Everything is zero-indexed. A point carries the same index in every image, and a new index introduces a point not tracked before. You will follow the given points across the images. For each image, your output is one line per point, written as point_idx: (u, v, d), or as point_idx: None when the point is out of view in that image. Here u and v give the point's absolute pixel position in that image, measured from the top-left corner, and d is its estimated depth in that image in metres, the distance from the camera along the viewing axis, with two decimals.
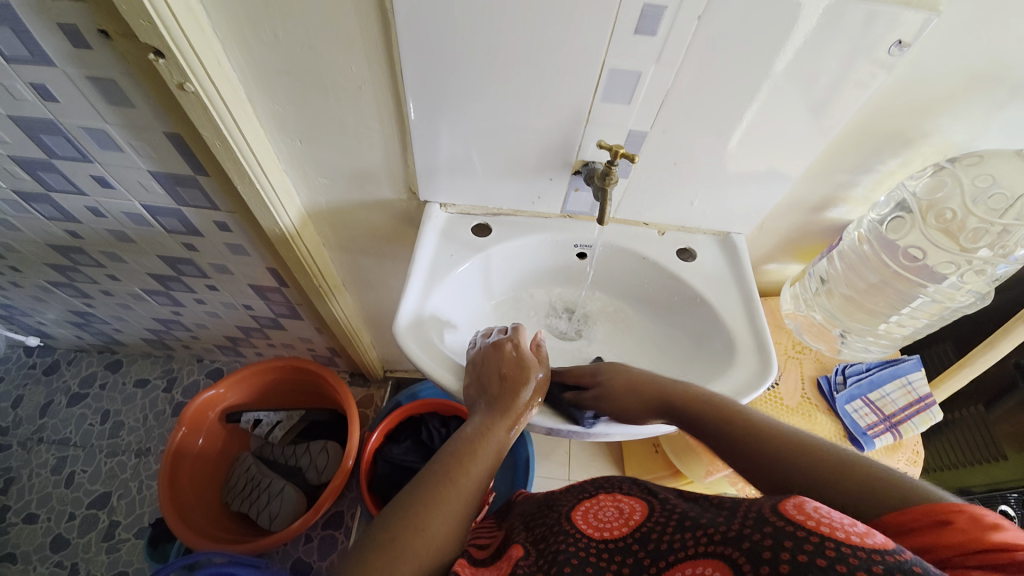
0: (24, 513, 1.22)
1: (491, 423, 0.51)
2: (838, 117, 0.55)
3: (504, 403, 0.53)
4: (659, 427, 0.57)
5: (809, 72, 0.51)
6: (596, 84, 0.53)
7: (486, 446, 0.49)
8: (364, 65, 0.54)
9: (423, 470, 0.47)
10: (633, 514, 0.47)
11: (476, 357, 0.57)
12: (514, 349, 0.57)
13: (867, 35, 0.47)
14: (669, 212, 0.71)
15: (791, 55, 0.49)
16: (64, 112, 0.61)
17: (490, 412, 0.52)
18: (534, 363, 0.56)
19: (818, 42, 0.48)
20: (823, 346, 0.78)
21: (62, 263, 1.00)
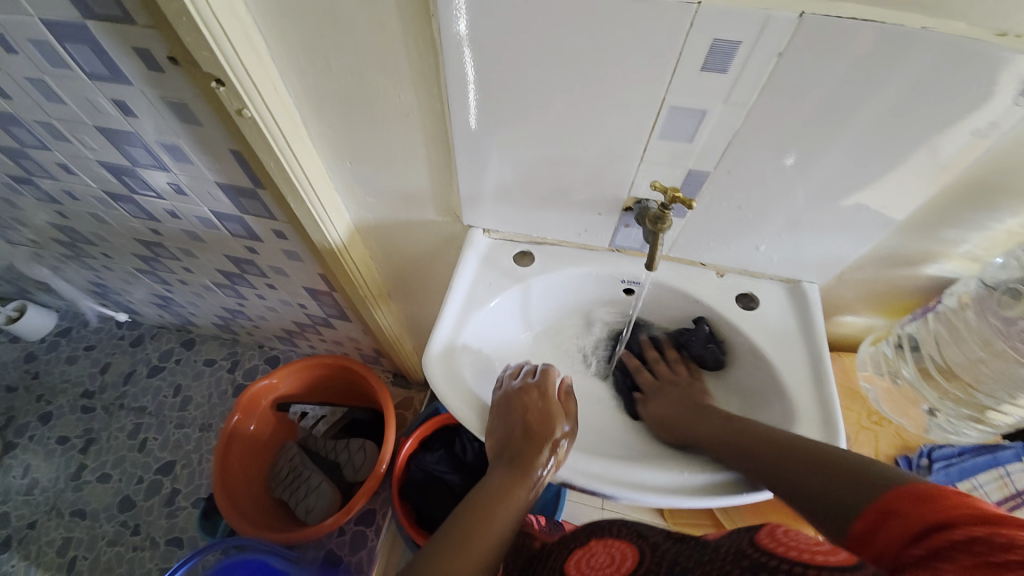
0: (100, 471, 1.38)
1: (510, 484, 0.50)
2: (943, 166, 0.47)
3: (523, 460, 0.51)
4: (701, 500, 0.51)
5: (911, 115, 0.43)
6: (654, 122, 0.48)
7: (503, 509, 0.49)
8: (412, 94, 0.53)
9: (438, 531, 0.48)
10: (625, 559, 0.49)
11: (499, 402, 0.55)
12: (539, 399, 0.55)
13: (993, 77, 0.39)
14: (730, 253, 0.64)
15: (891, 98, 0.42)
16: (144, 127, 0.66)
17: (510, 470, 0.51)
18: (558, 415, 0.54)
19: (927, 83, 0.41)
20: (907, 420, 0.69)
21: (146, 254, 1.09)
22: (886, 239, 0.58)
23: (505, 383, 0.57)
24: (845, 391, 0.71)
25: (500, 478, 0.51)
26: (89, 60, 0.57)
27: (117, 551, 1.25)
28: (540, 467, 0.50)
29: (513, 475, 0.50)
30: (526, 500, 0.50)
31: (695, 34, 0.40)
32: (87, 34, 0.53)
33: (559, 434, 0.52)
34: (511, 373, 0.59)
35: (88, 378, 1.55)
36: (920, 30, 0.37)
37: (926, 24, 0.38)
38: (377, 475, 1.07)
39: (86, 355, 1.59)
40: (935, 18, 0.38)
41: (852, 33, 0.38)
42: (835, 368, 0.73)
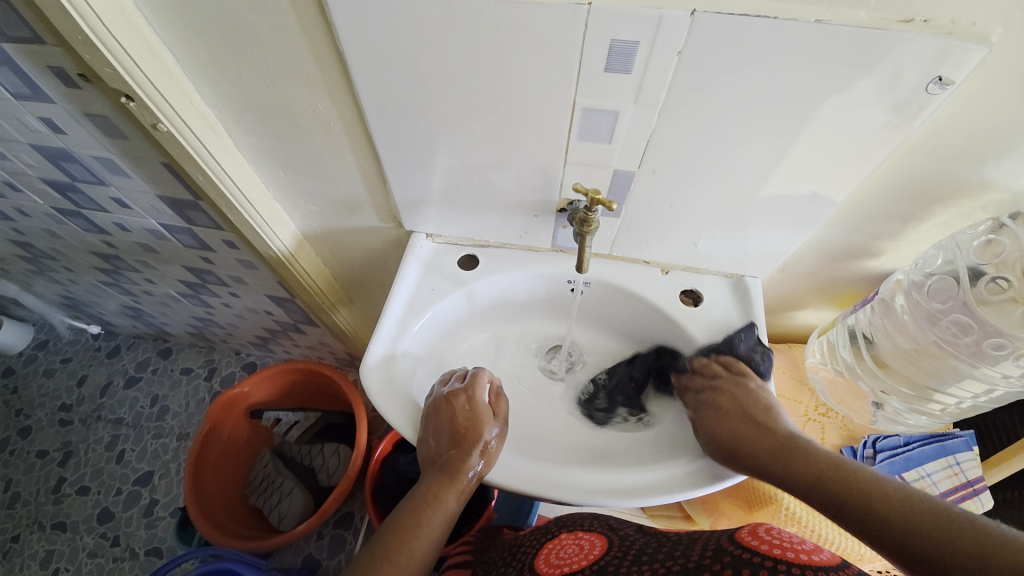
0: (79, 484, 1.38)
1: (438, 492, 0.51)
2: (859, 160, 0.47)
3: (451, 468, 0.51)
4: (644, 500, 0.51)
5: (821, 110, 0.43)
6: (571, 123, 0.48)
7: (433, 517, 0.49)
8: (330, 101, 0.52)
9: (369, 547, 0.48)
10: (593, 549, 0.52)
11: (428, 411, 0.56)
12: (466, 404, 0.55)
13: (891, 70, 0.39)
14: (670, 250, 0.64)
15: (797, 92, 0.42)
16: (73, 142, 0.65)
17: (439, 479, 0.51)
18: (486, 419, 0.54)
19: (830, 78, 0.40)
20: (853, 412, 0.69)
21: (107, 267, 1.08)
22: (823, 231, 0.57)
23: (435, 391, 0.57)
24: (794, 383, 0.71)
25: (430, 487, 0.51)
26: (4, 76, 0.56)
27: (98, 563, 1.26)
28: (468, 472, 0.51)
29: (443, 483, 0.51)
30: (457, 506, 0.51)
31: (592, 35, 0.39)
32: None
33: (487, 439, 0.53)
34: (445, 381, 0.59)
35: (64, 391, 1.54)
36: (813, 24, 0.37)
37: (821, 18, 0.37)
38: (347, 481, 1.07)
39: (62, 368, 1.59)
40: (831, 10, 0.37)
41: (746, 27, 0.37)
42: (785, 360, 0.74)
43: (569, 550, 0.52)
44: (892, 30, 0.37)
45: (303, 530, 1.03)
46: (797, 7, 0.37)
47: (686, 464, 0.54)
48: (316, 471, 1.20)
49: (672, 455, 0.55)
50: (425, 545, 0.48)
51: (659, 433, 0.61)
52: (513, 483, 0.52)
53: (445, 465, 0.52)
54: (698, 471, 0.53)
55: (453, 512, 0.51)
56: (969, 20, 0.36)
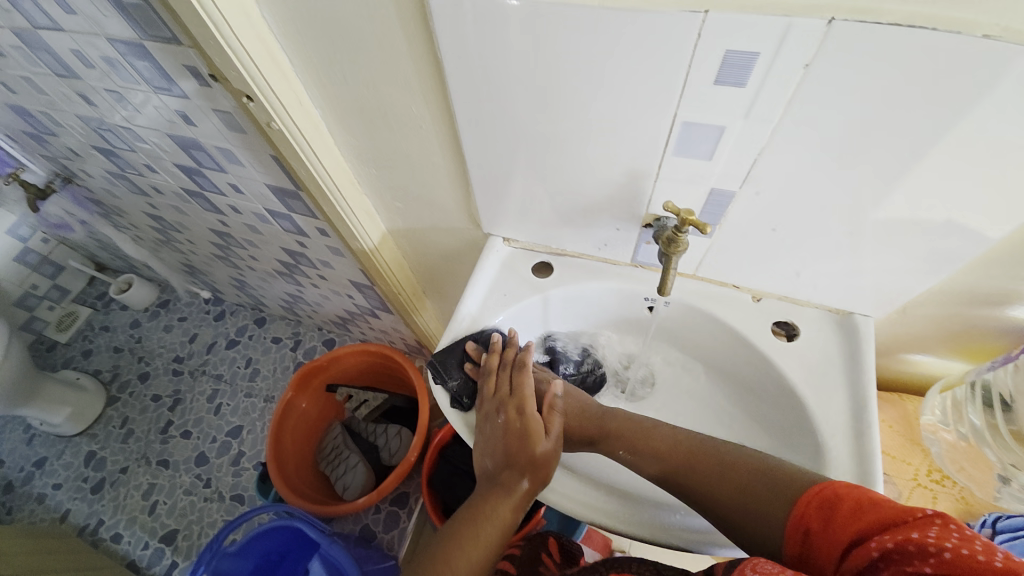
0: (183, 428, 1.58)
1: (494, 503, 0.50)
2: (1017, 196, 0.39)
3: (508, 481, 0.51)
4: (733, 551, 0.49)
5: (976, 138, 0.36)
6: (667, 138, 0.44)
7: (489, 526, 0.49)
8: (424, 106, 0.53)
9: (426, 548, 0.48)
10: None
11: (481, 423, 0.56)
12: (518, 418, 0.55)
13: None
14: (764, 277, 0.58)
15: (948, 117, 0.36)
16: (201, 134, 0.73)
17: (495, 491, 0.51)
18: (541, 433, 0.54)
19: (995, 100, 0.34)
20: (975, 483, 0.59)
21: (219, 242, 1.22)
22: (962, 272, 0.49)
23: (486, 400, 0.58)
24: (904, 442, 0.62)
25: (486, 496, 0.51)
26: (150, 75, 0.64)
27: (192, 500, 1.44)
28: (523, 487, 0.51)
29: (499, 494, 0.50)
30: (513, 519, 0.50)
31: (703, 47, 0.36)
32: (146, 52, 0.60)
33: (542, 450, 0.53)
34: (494, 357, 0.60)
35: (178, 345, 1.77)
36: (979, 38, 0.31)
37: (990, 31, 0.31)
38: (404, 464, 1.12)
39: (178, 325, 1.82)
40: (1012, 20, 0.31)
41: (890, 40, 0.32)
42: (895, 414, 0.64)
43: None
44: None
45: (364, 503, 1.09)
46: (961, 19, 0.31)
47: None
48: (379, 449, 1.27)
49: None
50: (480, 554, 0.48)
51: None
52: (564, 501, 0.52)
53: (500, 475, 0.52)
54: None
55: (509, 523, 0.50)
56: None
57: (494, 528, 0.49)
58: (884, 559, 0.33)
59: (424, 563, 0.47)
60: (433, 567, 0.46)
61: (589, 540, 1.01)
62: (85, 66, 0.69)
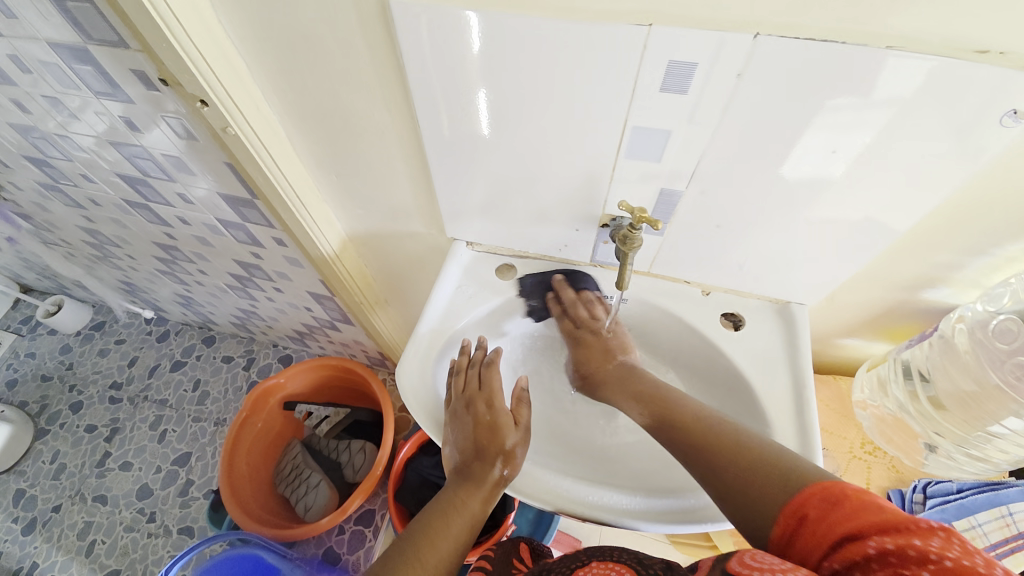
0: (122, 460, 1.46)
1: (465, 495, 0.51)
2: (921, 190, 0.45)
3: (478, 472, 0.52)
4: (701, 526, 0.50)
5: (886, 138, 0.41)
6: (620, 142, 0.48)
7: (459, 519, 0.50)
8: (387, 112, 0.54)
9: (394, 545, 0.48)
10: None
11: (448, 421, 0.57)
12: (487, 411, 0.56)
13: (961, 102, 0.38)
14: (712, 272, 0.62)
15: (859, 120, 0.41)
16: (148, 141, 0.70)
17: (465, 483, 0.52)
18: (510, 425, 0.56)
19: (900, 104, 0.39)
20: (903, 452, 0.65)
21: (164, 256, 1.15)
22: (879, 260, 0.55)
23: (454, 399, 0.58)
24: (840, 418, 0.68)
25: (455, 490, 0.52)
26: (92, 78, 0.61)
27: (133, 537, 1.33)
28: (493, 480, 0.52)
29: (469, 488, 0.51)
30: (484, 511, 0.52)
31: (651, 56, 0.40)
32: (88, 55, 0.57)
33: (512, 442, 0.55)
34: (464, 358, 0.63)
35: (116, 370, 1.64)
36: (883, 49, 0.36)
37: (891, 44, 0.36)
38: (371, 479, 1.09)
39: (116, 348, 1.69)
40: (903, 37, 0.36)
41: (808, 53, 0.37)
42: (830, 393, 0.70)
43: None
44: (970, 61, 0.35)
45: (328, 522, 1.05)
46: (867, 33, 0.36)
47: None
48: (342, 466, 1.23)
49: None
50: (449, 544, 0.48)
51: None
52: (540, 492, 0.52)
53: (469, 467, 0.53)
54: None
55: (477, 514, 0.51)
56: None
57: (463, 520, 0.50)
58: (881, 561, 0.31)
59: (391, 557, 0.46)
60: (402, 560, 0.46)
61: (557, 542, 1.03)
62: (17, 70, 0.65)
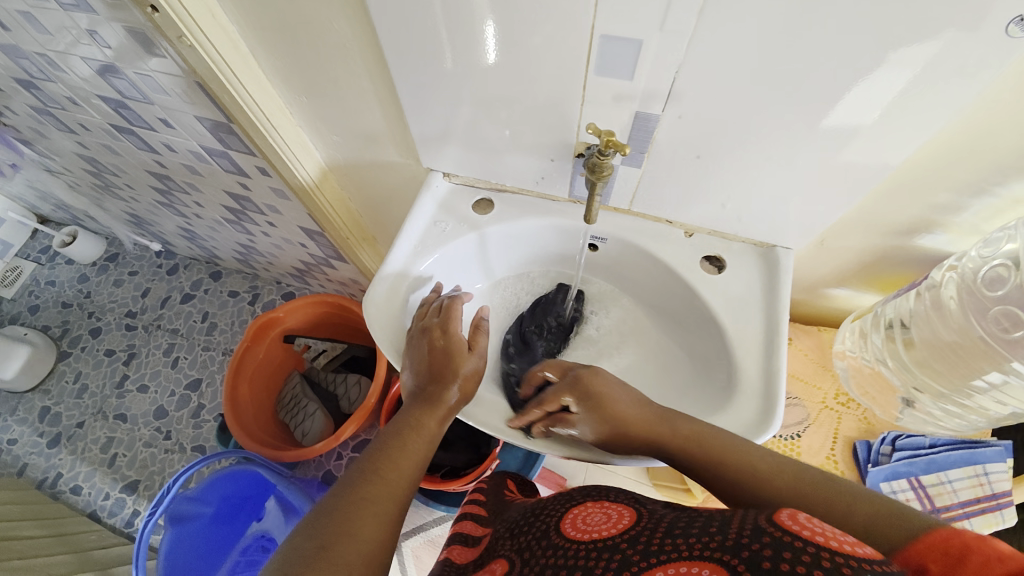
0: (140, 383, 1.55)
1: (422, 416, 0.52)
2: (918, 117, 0.40)
3: (435, 394, 0.54)
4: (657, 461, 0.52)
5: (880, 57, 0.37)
6: (588, 55, 0.43)
7: (416, 438, 0.51)
8: (345, 21, 0.50)
9: (354, 467, 0.47)
10: (621, 519, 0.43)
11: (405, 347, 0.58)
12: (442, 338, 0.56)
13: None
14: (693, 211, 0.59)
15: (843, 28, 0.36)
16: (118, 56, 0.68)
17: (422, 405, 0.53)
18: (465, 351, 0.57)
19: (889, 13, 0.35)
20: (876, 405, 0.63)
21: (160, 187, 1.16)
22: (870, 201, 0.50)
23: (412, 325, 0.59)
24: (816, 367, 0.66)
25: (411, 411, 0.53)
26: None
27: (152, 452, 1.43)
28: (448, 401, 0.54)
29: (425, 408, 0.53)
30: (440, 430, 0.53)
31: None
32: None
33: (468, 366, 0.56)
34: (433, 295, 0.62)
35: (130, 300, 1.71)
36: None
37: None
38: (364, 409, 1.13)
39: (128, 279, 1.75)
40: None
41: None
42: (810, 343, 0.67)
43: (596, 518, 0.44)
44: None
45: (322, 447, 1.10)
46: None
47: None
48: (339, 398, 1.28)
49: None
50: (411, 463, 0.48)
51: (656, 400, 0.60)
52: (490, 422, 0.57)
53: (426, 391, 0.54)
54: None
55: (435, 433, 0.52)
56: None
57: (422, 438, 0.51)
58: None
59: (354, 481, 0.45)
60: (364, 480, 0.45)
61: (545, 478, 1.07)
62: None
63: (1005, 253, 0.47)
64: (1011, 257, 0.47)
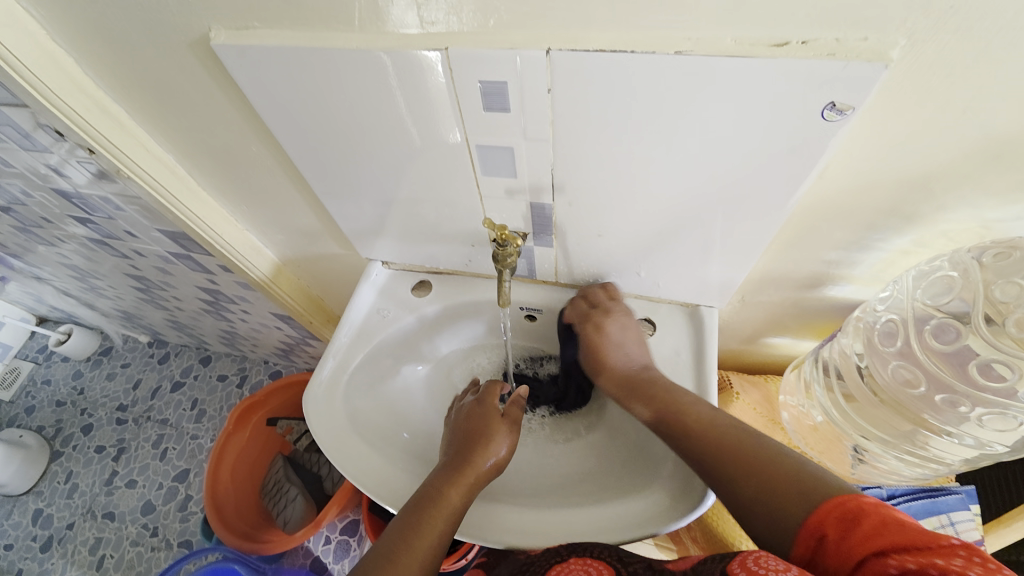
0: (129, 478, 1.54)
1: (447, 485, 0.51)
2: (777, 198, 0.42)
3: (462, 463, 0.53)
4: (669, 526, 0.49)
5: (725, 148, 0.39)
6: (472, 161, 0.47)
7: (439, 511, 0.49)
8: (261, 145, 0.55)
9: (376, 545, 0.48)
10: None
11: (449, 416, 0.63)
12: (479, 405, 0.60)
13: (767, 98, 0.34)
14: (615, 280, 0.61)
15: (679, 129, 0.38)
16: (77, 184, 0.74)
17: (446, 473, 0.52)
18: (498, 420, 0.58)
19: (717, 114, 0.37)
20: (830, 460, 0.60)
21: (139, 285, 1.21)
22: (772, 262, 0.52)
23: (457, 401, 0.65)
24: (765, 422, 0.64)
25: (437, 479, 0.52)
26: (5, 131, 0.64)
27: (138, 551, 1.40)
28: (475, 468, 0.53)
29: (448, 475, 0.52)
30: (467, 502, 0.51)
31: (460, 78, 0.38)
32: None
33: (497, 434, 0.56)
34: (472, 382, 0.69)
35: (122, 393, 1.73)
36: (672, 55, 0.33)
37: (681, 48, 0.33)
38: (345, 489, 1.11)
39: (121, 372, 1.79)
40: (693, 39, 0.33)
41: (604, 68, 0.35)
42: (758, 396, 0.67)
43: None
44: (764, 56, 0.32)
45: (302, 534, 1.07)
46: (654, 40, 0.34)
47: (609, 507, 0.52)
48: (322, 479, 1.27)
49: (603, 497, 0.53)
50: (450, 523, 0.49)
51: (601, 472, 0.59)
52: (532, 525, 0.51)
53: (466, 452, 0.54)
54: (623, 513, 0.51)
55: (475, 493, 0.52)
56: (861, 34, 0.31)
57: (461, 499, 0.50)
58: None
59: (392, 542, 0.47)
60: (403, 542, 0.47)
61: None
62: None
63: (894, 305, 0.49)
64: (898, 298, 0.49)
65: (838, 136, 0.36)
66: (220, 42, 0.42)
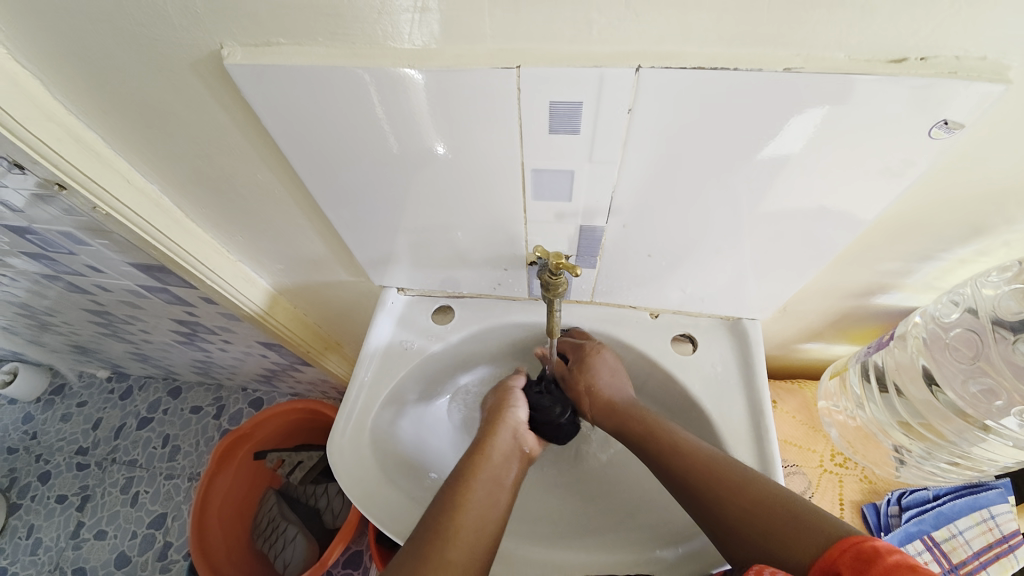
0: (97, 528, 1.40)
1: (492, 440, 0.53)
2: (847, 217, 0.41)
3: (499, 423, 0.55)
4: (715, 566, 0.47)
5: (781, 160, 0.37)
6: (523, 185, 0.43)
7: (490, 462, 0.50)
8: (269, 171, 0.48)
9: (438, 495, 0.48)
10: None
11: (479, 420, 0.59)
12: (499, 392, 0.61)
13: (870, 114, 0.32)
14: (655, 298, 0.58)
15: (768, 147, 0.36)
16: (33, 219, 0.64)
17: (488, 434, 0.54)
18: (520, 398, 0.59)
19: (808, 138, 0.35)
20: (873, 463, 0.61)
21: (101, 320, 1.09)
22: (824, 274, 0.51)
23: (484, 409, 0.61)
24: (806, 430, 0.64)
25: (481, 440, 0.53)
26: None
27: None
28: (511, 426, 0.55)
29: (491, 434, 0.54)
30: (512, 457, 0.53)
31: (527, 99, 0.35)
32: None
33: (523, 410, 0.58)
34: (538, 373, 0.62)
35: (80, 435, 1.57)
36: (780, 73, 0.31)
37: (790, 66, 0.31)
38: (350, 523, 1.02)
39: (78, 412, 1.62)
40: (801, 56, 0.31)
41: (698, 86, 0.32)
42: (796, 403, 0.66)
43: None
44: (884, 74, 0.30)
45: None
46: (758, 57, 0.31)
47: (684, 543, 0.49)
48: (322, 513, 1.18)
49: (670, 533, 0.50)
50: (477, 515, 0.45)
51: (655, 500, 0.57)
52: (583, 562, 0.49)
53: (484, 434, 0.54)
54: (704, 549, 0.48)
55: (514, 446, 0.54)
56: (983, 51, 0.30)
57: (484, 485, 0.48)
58: None
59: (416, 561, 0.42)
60: (426, 556, 0.42)
61: None
62: None
63: (963, 319, 0.50)
64: (970, 310, 0.50)
65: (785, 133, 0.35)
66: (235, 61, 0.36)
